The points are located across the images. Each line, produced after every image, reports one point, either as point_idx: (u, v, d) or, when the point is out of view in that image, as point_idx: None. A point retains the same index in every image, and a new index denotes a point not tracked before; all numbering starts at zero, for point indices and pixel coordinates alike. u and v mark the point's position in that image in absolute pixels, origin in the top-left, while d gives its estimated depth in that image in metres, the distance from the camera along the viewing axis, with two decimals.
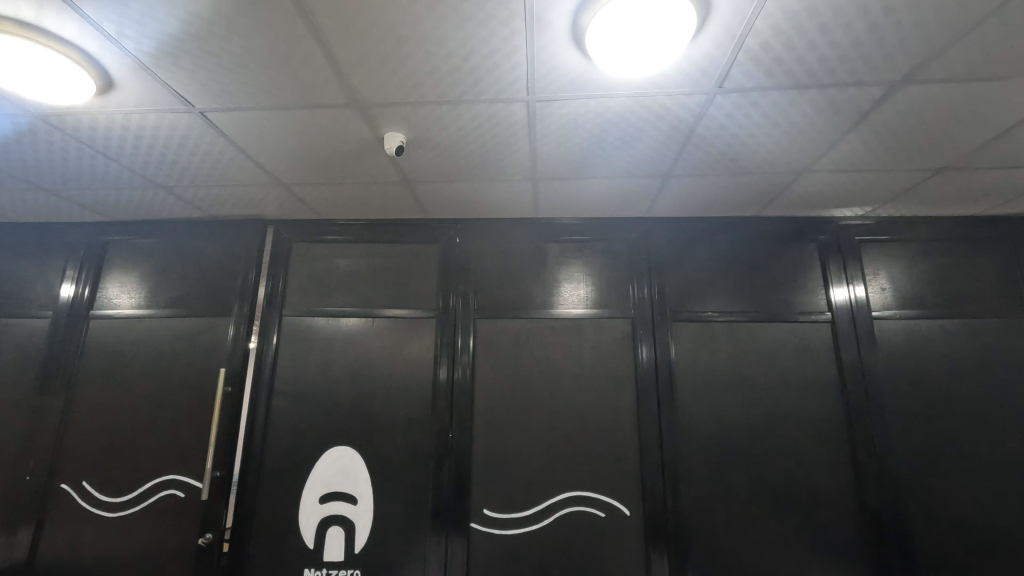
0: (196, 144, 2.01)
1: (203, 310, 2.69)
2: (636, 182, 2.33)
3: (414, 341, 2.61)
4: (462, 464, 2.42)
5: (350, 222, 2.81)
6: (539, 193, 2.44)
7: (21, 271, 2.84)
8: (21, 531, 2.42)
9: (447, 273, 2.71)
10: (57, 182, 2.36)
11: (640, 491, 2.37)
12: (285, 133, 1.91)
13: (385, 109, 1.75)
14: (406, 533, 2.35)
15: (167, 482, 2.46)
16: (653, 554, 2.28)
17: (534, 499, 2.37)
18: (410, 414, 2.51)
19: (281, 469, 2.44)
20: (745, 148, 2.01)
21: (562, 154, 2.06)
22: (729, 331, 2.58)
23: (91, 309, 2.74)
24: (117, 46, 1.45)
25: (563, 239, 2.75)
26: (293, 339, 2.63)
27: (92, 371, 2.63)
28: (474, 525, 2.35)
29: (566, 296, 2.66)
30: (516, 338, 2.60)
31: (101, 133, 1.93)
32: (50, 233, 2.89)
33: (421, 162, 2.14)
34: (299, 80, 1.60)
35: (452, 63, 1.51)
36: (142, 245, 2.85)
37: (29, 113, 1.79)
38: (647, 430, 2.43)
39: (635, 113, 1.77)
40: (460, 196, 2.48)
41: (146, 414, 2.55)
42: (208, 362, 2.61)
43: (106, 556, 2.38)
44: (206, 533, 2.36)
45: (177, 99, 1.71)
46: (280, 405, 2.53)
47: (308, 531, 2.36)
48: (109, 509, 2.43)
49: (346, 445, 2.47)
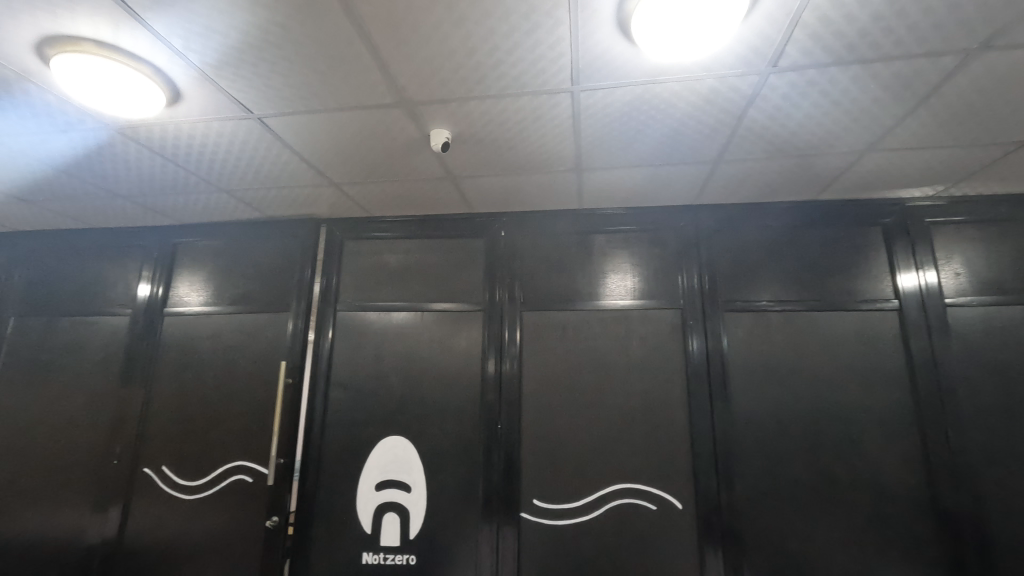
0: (254, 150, 2.12)
1: (264, 306, 2.84)
2: (684, 169, 2.26)
3: (462, 334, 2.66)
4: (512, 455, 2.45)
5: (398, 219, 2.88)
6: (584, 183, 2.41)
7: (104, 272, 3.08)
8: (112, 510, 2.65)
9: (493, 266, 2.74)
10: (133, 190, 2.55)
11: (692, 484, 2.32)
12: (334, 134, 1.98)
13: (431, 106, 1.78)
14: (458, 521, 2.41)
15: (236, 468, 2.62)
16: (707, 549, 2.24)
17: (584, 491, 2.37)
18: (460, 405, 2.56)
19: (340, 457, 2.56)
20: (802, 128, 1.91)
21: (607, 144, 2.04)
22: (785, 321, 2.48)
23: (165, 306, 2.95)
24: (184, 59, 1.54)
25: (609, 229, 2.71)
26: (348, 334, 2.74)
27: (168, 364, 2.84)
28: (525, 515, 2.38)
29: (613, 287, 2.63)
30: (563, 331, 2.60)
31: (171, 144, 2.07)
32: (127, 236, 3.12)
33: (466, 157, 2.16)
34: (350, 83, 1.65)
35: (497, 57, 1.52)
36: (208, 246, 3.03)
37: (108, 126, 1.94)
38: (699, 422, 2.37)
39: (683, 98, 1.72)
40: (505, 189, 2.49)
41: (216, 405, 2.73)
42: (270, 355, 2.75)
43: (185, 536, 2.57)
44: (273, 517, 2.50)
45: (238, 107, 1.80)
46: (337, 396, 2.65)
47: (365, 516, 2.47)
48: (186, 492, 2.62)
49: (399, 435, 2.55)
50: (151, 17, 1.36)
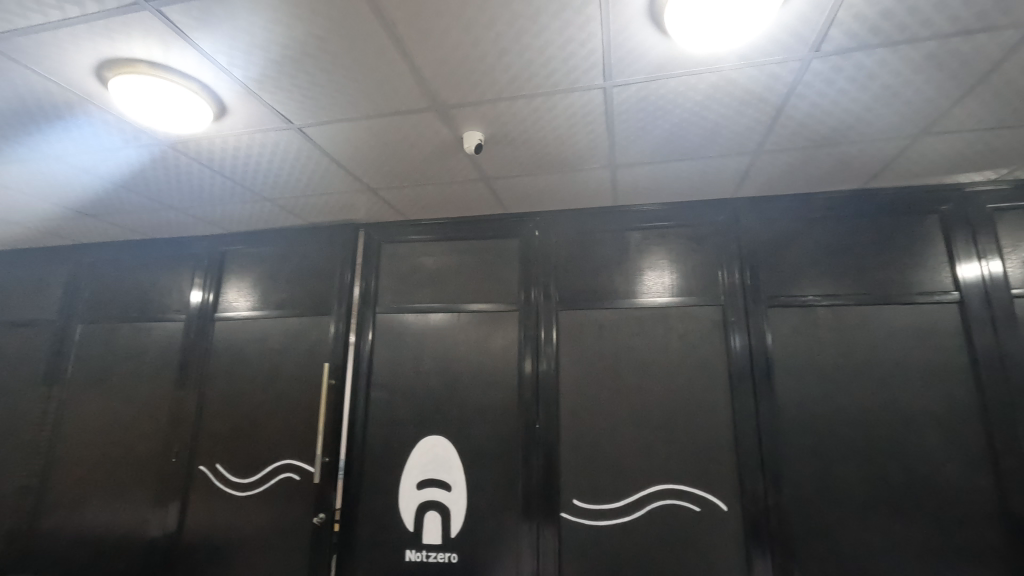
0: (295, 159, 2.20)
1: (307, 310, 2.94)
2: (722, 162, 2.20)
3: (499, 334, 2.67)
4: (551, 454, 2.45)
5: (433, 222, 2.92)
6: (618, 180, 2.38)
7: (159, 280, 3.26)
8: (171, 505, 2.80)
9: (528, 266, 2.74)
10: (185, 201, 2.68)
11: (737, 486, 2.26)
12: (370, 140, 2.02)
13: (464, 109, 1.80)
14: (498, 520, 2.43)
15: (284, 466, 2.72)
16: (755, 552, 2.17)
17: (624, 491, 2.34)
18: (498, 405, 2.57)
19: (382, 456, 2.62)
20: (848, 114, 1.83)
21: (641, 139, 2.00)
22: (834, 316, 2.37)
23: (215, 312, 3.09)
24: (228, 75, 1.61)
25: (645, 225, 2.67)
26: (387, 335, 2.80)
27: (219, 367, 2.97)
28: (565, 515, 2.37)
29: (650, 284, 2.58)
30: (599, 329, 2.57)
31: (219, 156, 2.17)
32: (180, 246, 3.29)
33: (499, 158, 2.17)
34: (384, 90, 1.69)
35: (528, 57, 1.52)
36: (253, 253, 3.16)
37: (161, 142, 2.05)
38: (743, 422, 2.31)
39: (719, 89, 1.67)
40: (538, 188, 2.49)
41: (264, 406, 2.84)
42: (313, 357, 2.84)
43: (238, 530, 2.68)
44: (320, 513, 2.58)
45: (279, 119, 1.87)
46: (378, 397, 2.71)
47: (407, 514, 2.51)
48: (238, 489, 2.74)
49: (439, 435, 2.59)
50: (198, 36, 1.43)
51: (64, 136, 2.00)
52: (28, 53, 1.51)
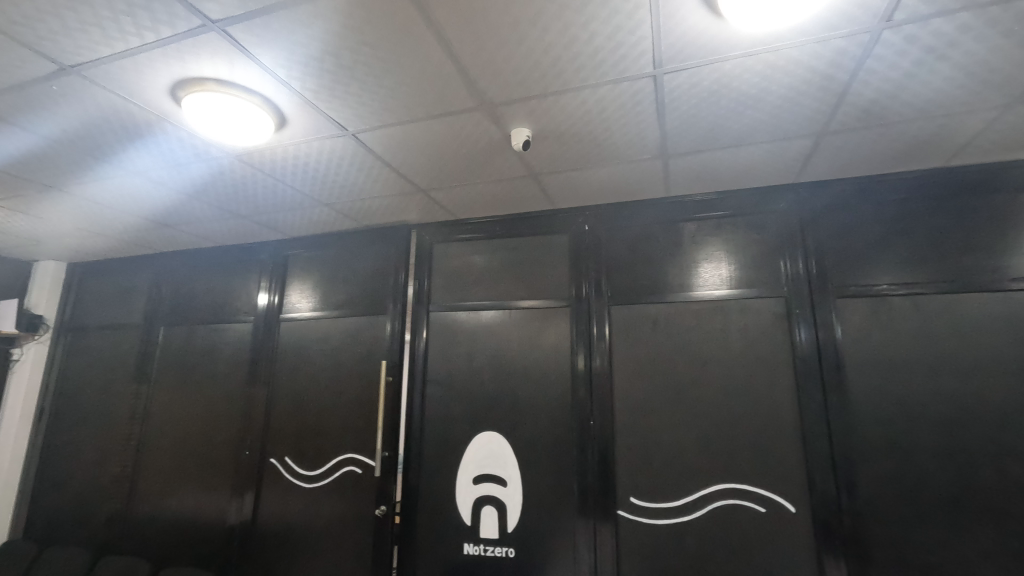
0: (350, 164, 2.28)
1: (364, 310, 3.04)
2: (782, 146, 2.09)
3: (550, 331, 2.67)
4: (606, 451, 2.42)
5: (483, 220, 2.95)
6: (669, 170, 2.32)
7: (230, 284, 3.47)
8: (246, 495, 2.98)
9: (578, 261, 2.71)
10: (250, 209, 2.85)
11: (805, 486, 2.15)
12: (420, 142, 2.06)
13: (511, 106, 1.80)
14: (554, 516, 2.43)
15: (347, 459, 2.84)
16: (826, 557, 2.06)
17: (683, 490, 2.28)
18: (551, 401, 2.57)
19: (438, 451, 2.68)
20: (926, 87, 1.68)
21: (693, 126, 1.94)
22: (911, 306, 2.20)
23: (280, 313, 3.26)
24: (287, 87, 1.69)
25: (700, 216, 2.58)
26: (441, 333, 2.86)
27: (285, 365, 3.13)
28: (622, 513, 2.34)
29: (706, 277, 2.49)
30: (653, 324, 2.52)
31: (280, 165, 2.28)
32: (248, 251, 3.49)
33: (547, 153, 2.16)
34: (433, 91, 1.72)
35: (574, 49, 1.50)
36: (313, 256, 3.30)
37: (229, 155, 2.18)
38: (811, 419, 2.19)
39: (778, 69, 1.59)
40: (587, 182, 2.46)
41: (327, 402, 2.97)
42: (371, 355, 2.94)
43: (307, 520, 2.83)
44: (381, 506, 2.68)
45: (335, 126, 1.94)
46: (433, 393, 2.78)
47: (464, 509, 2.56)
48: (306, 481, 2.89)
49: (493, 431, 2.62)
50: (258, 51, 1.50)
51: (145, 153, 2.17)
52: (113, 79, 1.65)
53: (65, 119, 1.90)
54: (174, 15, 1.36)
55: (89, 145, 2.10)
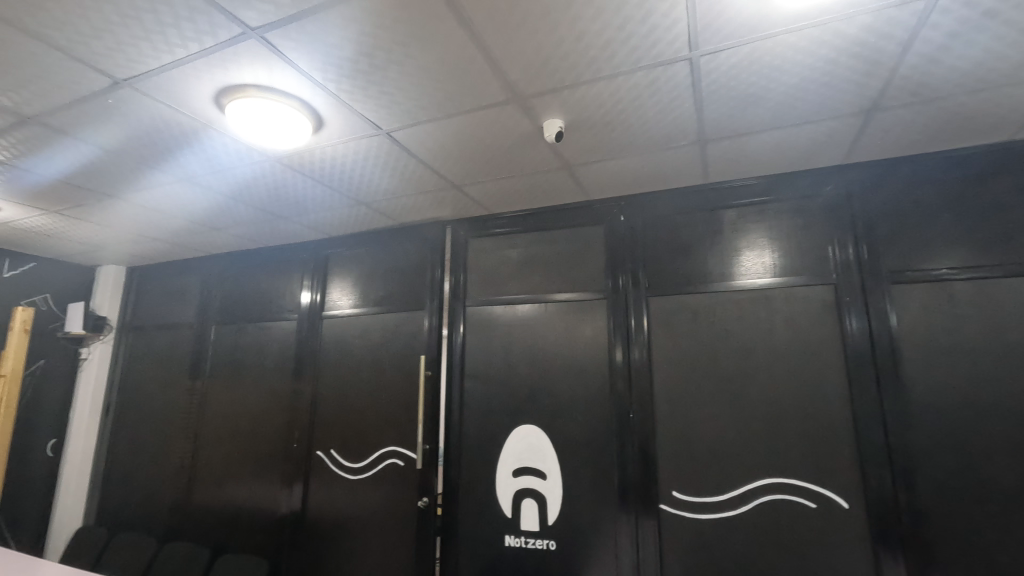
0: (385, 163, 2.31)
1: (402, 305, 3.10)
2: (828, 126, 1.99)
3: (587, 323, 2.64)
4: (647, 444, 2.39)
5: (516, 213, 2.95)
6: (707, 156, 2.25)
7: (274, 284, 3.60)
8: (295, 486, 3.10)
9: (614, 252, 2.67)
10: (292, 210, 2.94)
11: (858, 481, 2.06)
12: (453, 138, 2.07)
13: (543, 97, 1.78)
14: (595, 510, 2.42)
15: (389, 452, 2.91)
16: (883, 555, 1.97)
17: (728, 484, 2.23)
18: (589, 394, 2.55)
19: (478, 444, 2.71)
20: (989, 55, 1.57)
21: (732, 109, 1.87)
22: (975, 290, 2.06)
23: (322, 310, 3.36)
24: (323, 89, 1.73)
25: (740, 202, 2.49)
26: (478, 328, 2.88)
27: (329, 361, 3.23)
28: (664, 507, 2.31)
29: (748, 265, 2.41)
30: (693, 315, 2.46)
31: (319, 166, 2.34)
32: (290, 251, 3.61)
33: (580, 144, 2.13)
34: (465, 86, 1.72)
35: (607, 36, 1.47)
36: (352, 254, 3.38)
37: (270, 158, 2.26)
38: (865, 412, 2.09)
39: (824, 45, 1.51)
40: (621, 172, 2.42)
41: (369, 396, 3.05)
42: (410, 350, 3.00)
43: (353, 510, 2.92)
44: (424, 497, 2.73)
45: (370, 126, 1.98)
46: (472, 387, 2.81)
47: (505, 501, 2.58)
48: (351, 472, 2.98)
49: (532, 424, 2.62)
50: (296, 56, 1.55)
51: (193, 159, 2.27)
52: (162, 90, 1.73)
53: (121, 130, 2.01)
54: (215, 24, 1.41)
55: (142, 154, 2.22)
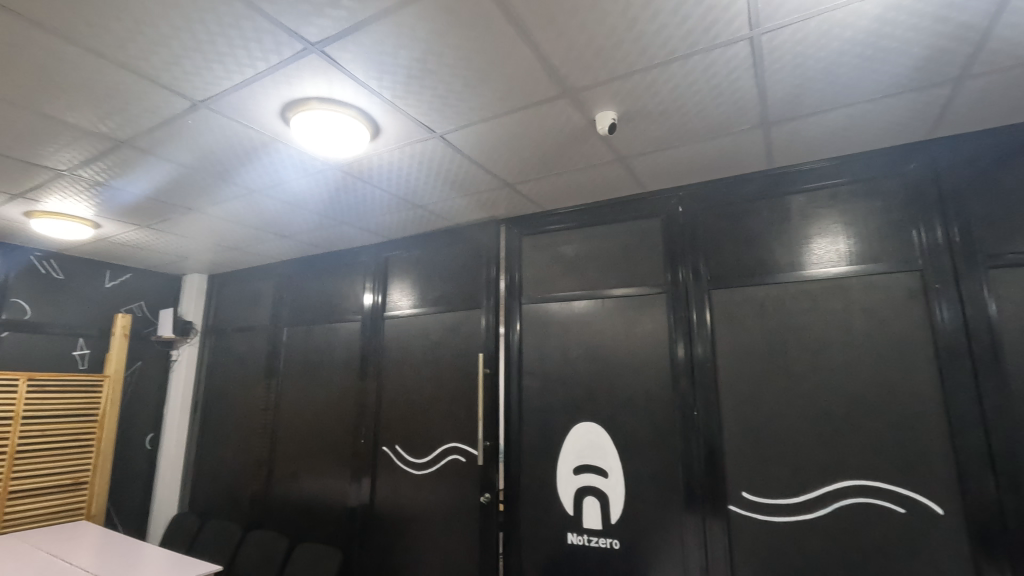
0: (439, 165, 2.36)
1: (459, 305, 3.16)
2: (909, 98, 1.83)
3: (646, 319, 2.58)
4: (713, 443, 2.30)
5: (570, 209, 2.92)
6: (772, 139, 2.13)
7: (339, 286, 3.77)
8: (363, 480, 3.24)
9: (672, 245, 2.59)
10: (353, 216, 3.06)
11: (954, 485, 1.88)
12: (505, 136, 2.08)
13: (594, 90, 1.75)
14: (660, 509, 2.36)
15: (451, 448, 2.97)
16: (986, 567, 1.78)
17: (803, 486, 2.10)
18: (650, 391, 2.49)
19: (537, 441, 2.71)
20: None
21: (797, 87, 1.76)
22: None
23: (384, 311, 3.48)
24: (380, 97, 1.79)
25: (809, 186, 2.33)
26: (534, 325, 2.88)
27: (391, 360, 3.35)
28: (733, 508, 2.22)
29: (820, 253, 2.26)
30: (760, 307, 2.34)
31: (377, 172, 2.43)
32: (352, 255, 3.76)
33: (634, 135, 2.08)
34: (515, 84, 1.72)
35: (659, 21, 1.43)
36: (409, 256, 3.48)
37: (333, 167, 2.36)
38: (960, 410, 1.90)
39: (903, 11, 1.39)
40: (678, 161, 2.34)
41: (430, 393, 3.13)
42: (469, 348, 3.05)
43: (418, 504, 3.01)
44: (486, 493, 2.77)
45: (424, 129, 2.02)
46: (530, 384, 2.81)
47: (566, 498, 2.57)
48: (415, 468, 3.07)
49: (591, 421, 2.59)
50: (353, 66, 1.61)
51: (262, 172, 2.42)
52: (235, 108, 1.85)
53: (199, 149, 2.18)
54: (280, 43, 1.49)
55: (219, 169, 2.38)
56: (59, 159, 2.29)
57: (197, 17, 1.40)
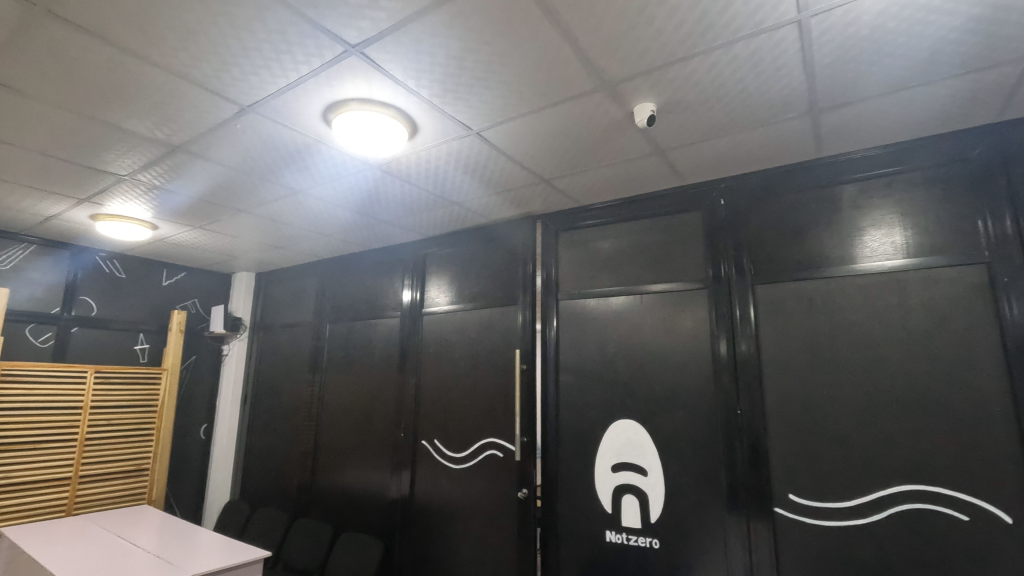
0: (476, 163, 2.37)
1: (496, 301, 3.17)
2: (975, 79, 1.71)
3: (686, 315, 2.52)
4: (757, 443, 2.23)
5: (607, 204, 2.88)
6: (821, 127, 2.03)
7: (379, 283, 3.85)
8: (404, 473, 3.31)
9: (714, 239, 2.52)
10: (392, 214, 3.12)
11: None
12: (541, 131, 2.07)
13: (633, 81, 1.72)
14: (702, 510, 2.31)
15: (489, 443, 3.00)
16: None
17: (856, 489, 2.01)
18: (691, 389, 2.44)
19: (575, 438, 2.70)
20: None
21: (849, 71, 1.67)
22: None
23: (422, 307, 3.54)
24: (418, 96, 1.82)
25: (862, 175, 2.21)
26: (571, 322, 2.87)
27: (429, 355, 3.40)
28: (780, 511, 2.14)
29: (873, 246, 2.14)
30: (808, 303, 2.25)
31: (415, 170, 2.46)
32: (391, 252, 3.84)
33: (674, 126, 2.03)
34: (551, 78, 1.71)
35: (701, 8, 1.38)
36: (447, 253, 3.52)
37: (372, 166, 2.41)
38: None
39: None
40: (720, 153, 2.27)
41: (468, 389, 3.16)
42: (506, 344, 3.06)
43: (456, 498, 3.06)
44: (523, 489, 2.78)
45: (461, 127, 2.04)
46: (567, 381, 2.80)
47: (604, 496, 2.55)
48: (454, 462, 3.11)
49: (630, 419, 2.56)
50: (392, 66, 1.63)
51: (306, 172, 2.49)
52: (281, 111, 1.91)
53: (247, 151, 2.27)
54: (322, 46, 1.53)
55: (266, 171, 2.48)
56: (120, 165, 2.44)
57: (245, 24, 1.45)
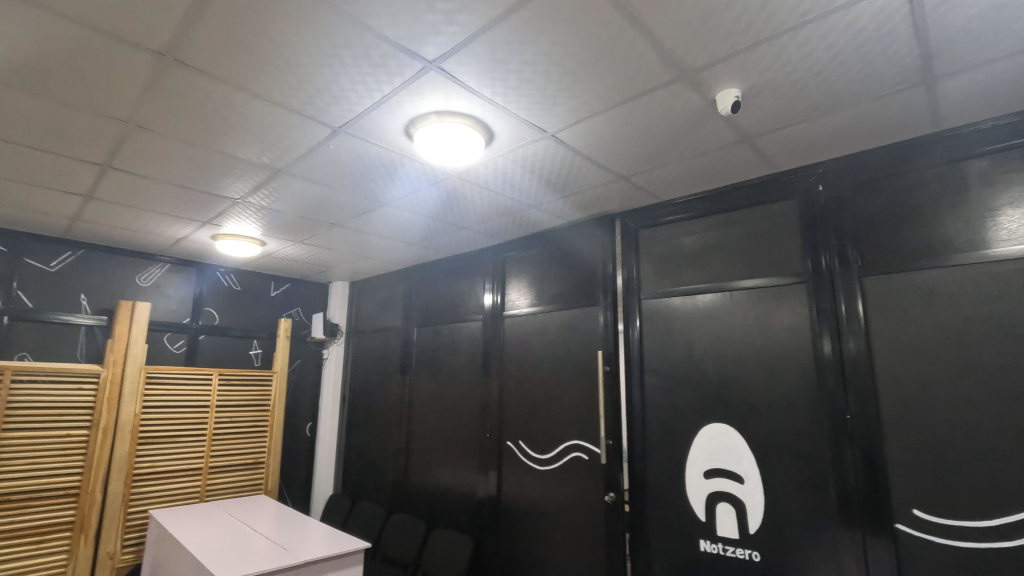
0: (552, 166, 2.39)
1: (576, 302, 3.15)
2: None
3: (783, 311, 2.35)
4: (872, 451, 2.02)
5: (690, 198, 2.76)
6: (939, 97, 1.81)
7: (461, 288, 3.98)
8: (490, 473, 3.38)
9: (812, 229, 2.33)
10: (473, 220, 3.21)
11: None
12: (617, 128, 2.04)
13: (714, 68, 1.64)
14: (808, 522, 2.14)
15: (573, 446, 2.98)
16: None
17: (996, 507, 1.75)
18: (791, 392, 2.26)
19: (664, 442, 2.61)
20: None
21: (973, 31, 1.47)
22: None
23: (503, 310, 3.60)
24: (494, 104, 1.86)
25: (993, 147, 1.93)
26: (655, 321, 2.78)
27: (512, 357, 3.45)
28: (902, 527, 1.93)
29: (1010, 227, 1.86)
30: (928, 295, 2.00)
31: (493, 177, 2.52)
32: (472, 257, 3.94)
33: (762, 110, 1.91)
34: (626, 73, 1.68)
35: None
36: (525, 255, 3.56)
37: (451, 175, 2.49)
38: None
39: None
40: (816, 135, 2.09)
41: (551, 391, 3.17)
42: (587, 346, 3.03)
43: (543, 500, 3.07)
44: (610, 493, 2.74)
45: (536, 130, 2.06)
46: (654, 382, 2.72)
47: (697, 503, 2.44)
48: (539, 463, 3.13)
49: (722, 423, 2.43)
50: (468, 77, 1.69)
51: (392, 185, 2.64)
52: (368, 129, 2.05)
53: (339, 169, 2.44)
54: (403, 65, 1.62)
55: (356, 186, 2.65)
56: (234, 189, 2.73)
57: (335, 54, 1.58)
